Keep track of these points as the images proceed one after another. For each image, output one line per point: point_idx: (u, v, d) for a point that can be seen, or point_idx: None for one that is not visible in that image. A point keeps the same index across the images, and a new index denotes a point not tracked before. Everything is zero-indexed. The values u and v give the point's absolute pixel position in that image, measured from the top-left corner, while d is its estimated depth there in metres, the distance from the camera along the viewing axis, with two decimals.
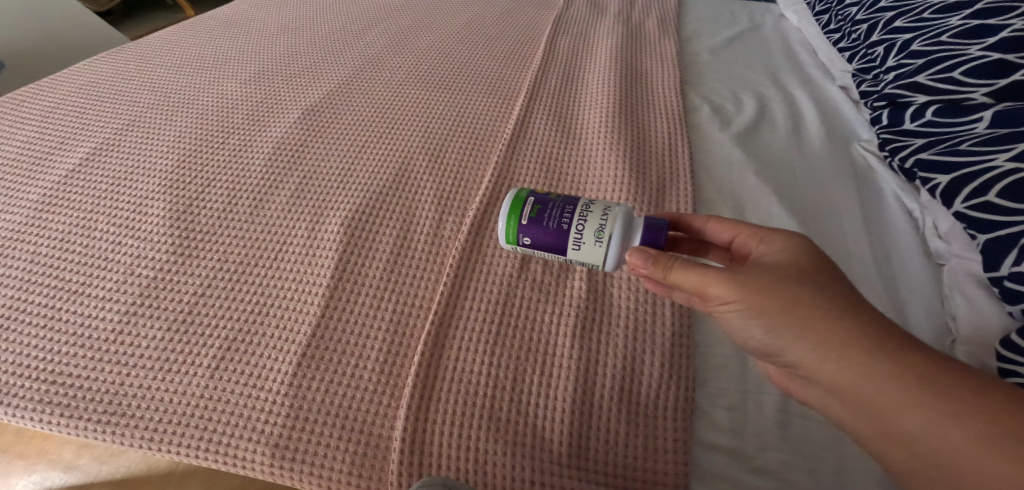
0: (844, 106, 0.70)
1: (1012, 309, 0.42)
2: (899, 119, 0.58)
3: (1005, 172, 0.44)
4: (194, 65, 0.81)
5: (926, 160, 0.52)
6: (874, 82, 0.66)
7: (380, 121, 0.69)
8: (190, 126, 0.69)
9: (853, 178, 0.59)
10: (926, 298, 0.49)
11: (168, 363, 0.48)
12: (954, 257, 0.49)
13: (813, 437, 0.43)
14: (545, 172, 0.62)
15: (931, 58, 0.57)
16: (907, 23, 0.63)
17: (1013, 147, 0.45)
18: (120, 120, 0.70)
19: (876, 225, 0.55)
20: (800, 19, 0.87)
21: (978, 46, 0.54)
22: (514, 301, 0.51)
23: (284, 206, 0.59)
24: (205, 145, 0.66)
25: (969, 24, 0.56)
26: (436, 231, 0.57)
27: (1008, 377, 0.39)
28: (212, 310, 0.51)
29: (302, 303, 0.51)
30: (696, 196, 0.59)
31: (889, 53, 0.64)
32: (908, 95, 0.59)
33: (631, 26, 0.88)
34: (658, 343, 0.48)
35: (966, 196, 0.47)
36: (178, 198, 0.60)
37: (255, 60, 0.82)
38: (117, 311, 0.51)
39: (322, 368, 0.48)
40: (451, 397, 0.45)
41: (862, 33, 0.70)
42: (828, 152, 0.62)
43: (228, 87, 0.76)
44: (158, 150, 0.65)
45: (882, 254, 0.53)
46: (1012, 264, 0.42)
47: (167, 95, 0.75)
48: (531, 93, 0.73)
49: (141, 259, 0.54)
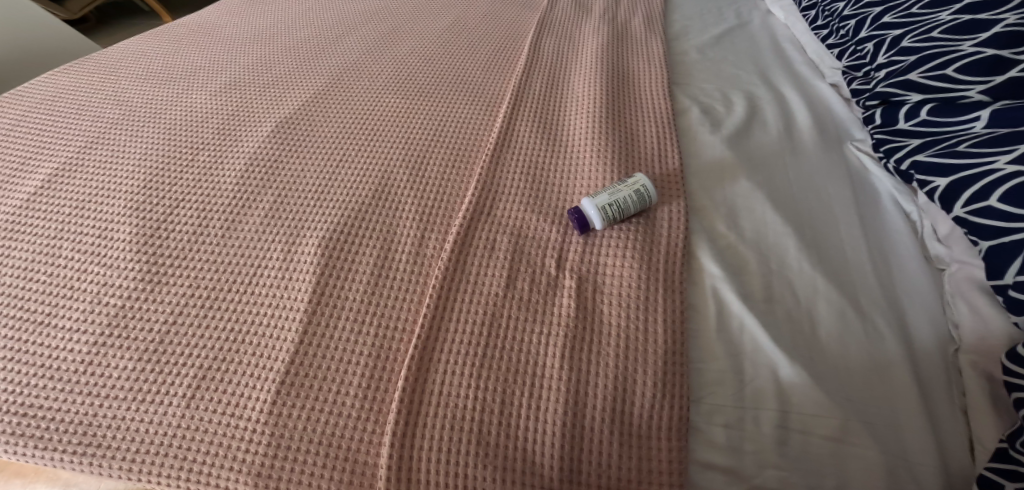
0: (835, 104, 0.68)
1: (1017, 320, 0.41)
2: (893, 118, 0.57)
3: (1004, 177, 0.43)
4: (162, 76, 0.79)
5: (923, 163, 0.51)
6: (866, 80, 0.64)
7: (357, 132, 0.67)
8: (158, 143, 0.66)
9: (848, 180, 0.57)
10: (927, 304, 0.47)
11: (134, 395, 0.46)
12: (955, 262, 0.48)
13: (817, 454, 0.40)
14: (530, 182, 0.60)
15: (923, 55, 0.56)
16: (897, 18, 0.61)
17: (1013, 149, 0.43)
18: (85, 136, 0.68)
19: (874, 229, 0.53)
20: (788, 17, 0.85)
21: (970, 42, 0.52)
22: (501, 321, 0.48)
23: (258, 226, 0.56)
24: (173, 164, 0.63)
25: (959, 19, 0.53)
26: (418, 249, 0.54)
27: (1013, 392, 0.39)
28: (183, 339, 0.49)
29: (278, 329, 0.49)
30: (687, 203, 0.57)
31: (879, 50, 0.63)
32: (902, 94, 0.58)
33: (617, 25, 0.86)
34: (650, 361, 0.45)
35: (966, 201, 0.46)
36: (147, 221, 0.57)
37: (227, 70, 0.80)
38: (86, 340, 0.49)
39: (302, 396, 0.45)
40: (437, 423, 0.43)
41: (851, 29, 0.69)
42: (820, 153, 0.60)
43: (198, 100, 0.73)
44: (124, 170, 0.63)
45: (881, 258, 0.50)
46: (1016, 273, 0.41)
47: (134, 109, 0.72)
48: (515, 99, 0.70)
49: (109, 285, 0.52)
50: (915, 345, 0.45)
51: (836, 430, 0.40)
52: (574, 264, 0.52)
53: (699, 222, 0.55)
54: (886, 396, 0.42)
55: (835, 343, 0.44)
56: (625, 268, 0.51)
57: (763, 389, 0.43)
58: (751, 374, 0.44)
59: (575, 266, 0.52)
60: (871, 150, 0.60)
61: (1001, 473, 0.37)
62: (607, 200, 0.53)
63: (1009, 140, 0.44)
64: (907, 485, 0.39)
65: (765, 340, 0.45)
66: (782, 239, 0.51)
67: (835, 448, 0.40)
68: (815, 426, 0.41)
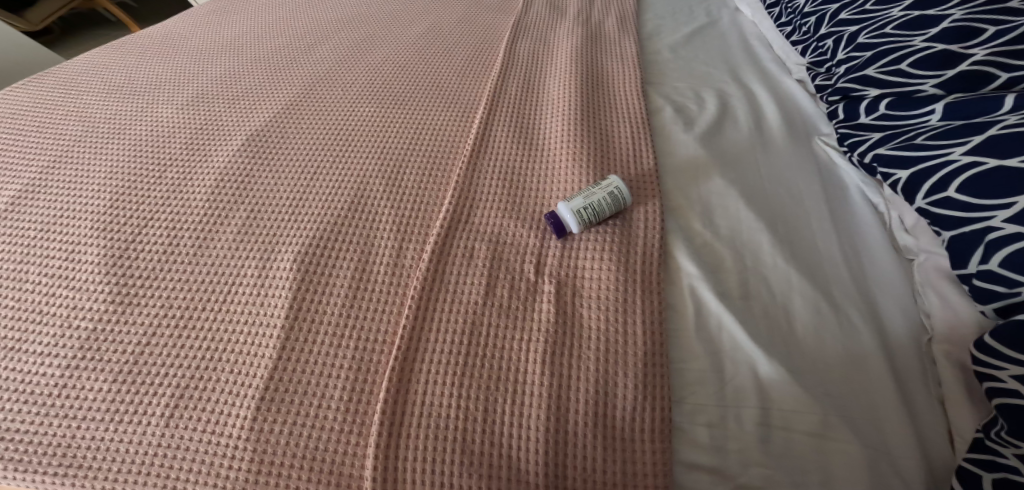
0: (802, 100, 0.69)
1: (984, 308, 0.42)
2: (855, 113, 0.60)
3: (962, 166, 0.45)
4: (127, 91, 0.78)
5: (884, 156, 0.53)
6: (828, 76, 0.66)
7: (331, 143, 0.66)
8: (124, 160, 0.65)
9: (817, 176, 0.59)
10: (899, 295, 0.48)
11: (104, 419, 0.45)
12: (923, 252, 0.49)
13: (799, 449, 0.40)
14: (508, 186, 0.60)
15: (878, 51, 0.58)
16: (853, 15, 0.63)
17: (968, 140, 0.46)
18: (46, 155, 0.67)
19: (843, 222, 0.54)
20: (755, 14, 0.86)
21: (921, 37, 0.54)
22: (481, 329, 0.48)
23: (232, 241, 0.56)
24: (139, 181, 0.62)
25: (910, 15, 0.55)
26: (396, 261, 0.53)
27: (985, 381, 0.39)
28: (157, 360, 0.48)
29: (256, 345, 0.48)
30: (663, 202, 0.57)
31: (839, 46, 0.64)
32: (860, 89, 0.60)
33: (590, 26, 0.86)
34: (630, 363, 0.44)
35: (927, 192, 0.48)
36: (116, 240, 0.56)
37: (194, 83, 0.79)
38: (57, 365, 0.48)
39: (281, 414, 0.44)
40: (420, 436, 0.42)
41: (812, 26, 0.71)
42: (790, 149, 0.61)
43: (164, 114, 0.73)
44: (89, 190, 0.61)
45: (852, 251, 0.52)
46: (978, 262, 0.42)
47: (97, 125, 0.71)
48: (491, 103, 0.70)
49: (79, 308, 0.51)
50: (888, 335, 0.45)
51: (817, 426, 0.41)
52: (553, 269, 0.52)
53: (675, 221, 0.55)
54: (862, 387, 0.42)
55: (811, 337, 0.45)
56: (603, 270, 0.51)
57: (744, 387, 0.43)
58: (731, 371, 0.44)
59: (554, 271, 0.51)
60: (838, 143, 0.61)
61: (977, 462, 0.37)
62: (582, 203, 0.53)
63: (964, 132, 0.46)
64: (889, 477, 0.39)
65: (743, 338, 0.45)
66: (755, 235, 0.52)
67: (816, 443, 0.40)
68: (796, 422, 0.41)
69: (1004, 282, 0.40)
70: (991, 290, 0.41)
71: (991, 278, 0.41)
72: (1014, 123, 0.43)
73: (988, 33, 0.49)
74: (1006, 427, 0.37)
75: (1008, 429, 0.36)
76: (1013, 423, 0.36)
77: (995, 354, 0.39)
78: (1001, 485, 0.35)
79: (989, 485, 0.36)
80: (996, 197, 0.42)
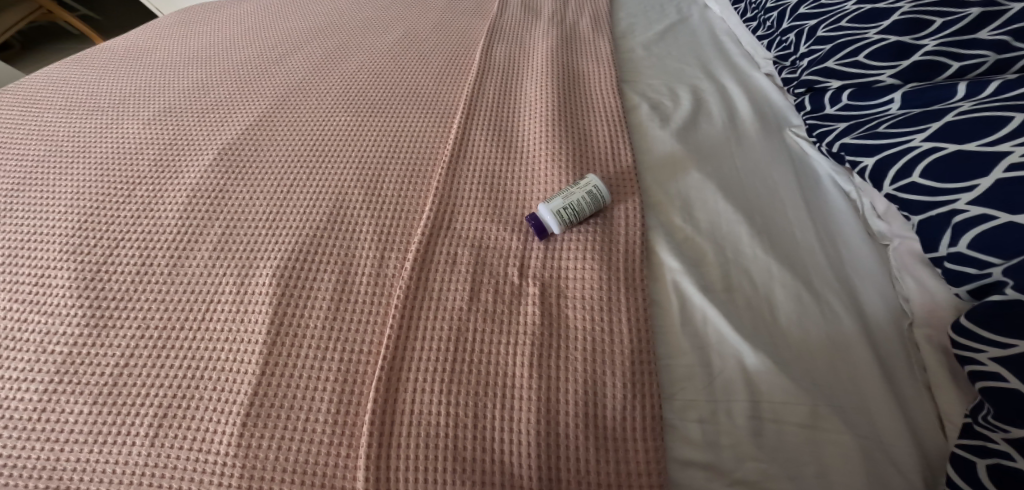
0: (772, 93, 0.70)
1: (959, 290, 0.43)
2: (820, 104, 0.61)
3: (923, 152, 0.46)
4: (88, 108, 0.77)
5: (850, 144, 0.54)
6: (793, 69, 0.67)
7: (306, 154, 0.66)
8: (92, 180, 0.64)
9: (791, 166, 0.59)
10: (877, 280, 0.49)
11: (77, 444, 0.44)
12: (897, 237, 0.50)
13: (792, 441, 0.40)
14: (489, 190, 0.60)
15: (836, 43, 0.59)
16: (811, 10, 0.65)
17: (927, 127, 0.47)
18: (12, 177, 0.65)
19: (819, 211, 0.55)
20: (724, 10, 0.88)
21: (875, 29, 0.55)
22: (467, 335, 0.47)
23: (208, 257, 0.55)
24: (109, 201, 0.61)
25: (862, 9, 0.57)
26: (379, 270, 0.52)
27: (967, 364, 0.39)
28: (135, 382, 0.46)
29: (238, 361, 0.47)
30: (643, 199, 0.57)
31: (800, 40, 0.66)
32: (823, 81, 0.61)
33: (565, 27, 0.87)
34: (618, 362, 0.44)
35: (893, 178, 0.48)
36: (88, 263, 0.55)
37: (159, 98, 0.79)
38: (33, 392, 0.47)
39: (266, 432, 0.43)
40: (411, 448, 0.41)
41: (775, 20, 0.72)
42: (763, 142, 0.62)
43: (130, 129, 0.72)
44: (56, 212, 0.60)
45: (829, 239, 0.52)
46: (949, 245, 0.43)
47: (60, 144, 0.70)
48: (469, 107, 0.70)
49: (53, 333, 0.50)
50: (870, 321, 0.46)
51: (807, 417, 0.40)
52: (536, 271, 0.51)
53: (656, 217, 0.55)
54: (848, 375, 0.42)
55: (794, 327, 0.45)
56: (586, 270, 0.50)
57: (732, 380, 0.43)
58: (720, 365, 0.44)
59: (538, 273, 0.51)
60: (807, 134, 0.62)
61: (970, 448, 0.37)
62: (561, 204, 0.53)
63: (923, 119, 0.47)
64: (885, 468, 0.39)
65: (728, 331, 0.45)
66: (734, 228, 0.52)
67: (808, 435, 0.40)
68: (785, 412, 0.41)
69: (974, 264, 0.40)
70: (962, 272, 0.42)
71: (962, 260, 0.41)
72: (969, 108, 0.44)
73: (937, 24, 0.51)
74: (993, 411, 0.36)
75: (994, 413, 0.36)
76: (998, 406, 0.36)
77: (973, 336, 0.39)
78: (994, 470, 0.35)
79: (982, 470, 0.36)
80: (957, 181, 0.42)
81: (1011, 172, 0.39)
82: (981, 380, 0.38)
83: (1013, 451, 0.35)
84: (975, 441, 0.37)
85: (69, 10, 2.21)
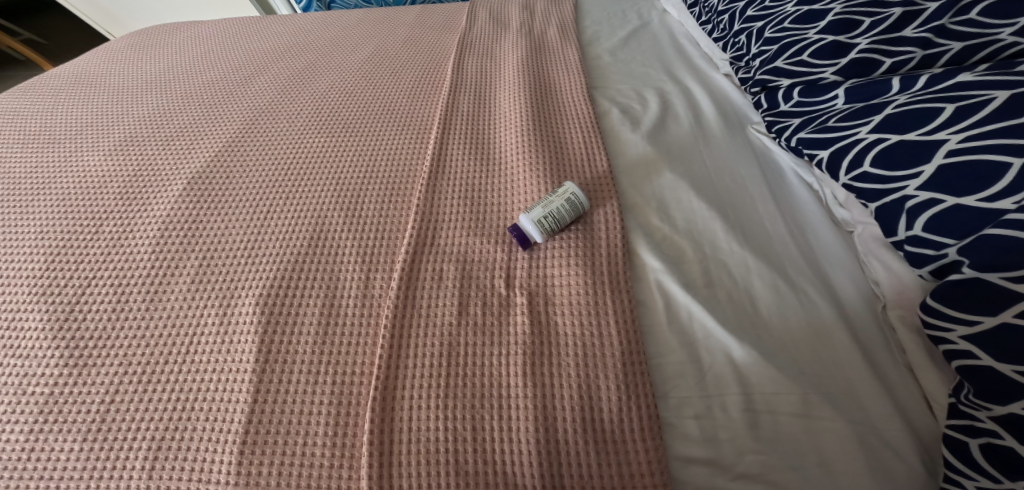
0: (732, 92, 0.73)
1: (921, 272, 0.45)
2: (775, 101, 0.63)
3: (871, 143, 0.49)
4: (44, 138, 0.75)
5: (806, 139, 0.56)
6: (747, 69, 0.69)
7: (280, 178, 0.65)
8: (57, 216, 0.62)
9: (757, 161, 0.62)
10: (847, 267, 0.51)
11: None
12: (858, 224, 0.52)
13: (787, 432, 0.41)
14: (470, 201, 0.60)
15: (782, 43, 0.62)
16: (758, 12, 0.68)
17: (871, 119, 0.49)
18: None
19: (786, 203, 0.57)
20: (681, 13, 0.91)
21: (813, 30, 0.59)
22: (459, 349, 0.47)
23: (187, 289, 0.53)
24: (76, 237, 0.59)
25: (801, 10, 0.61)
26: (365, 290, 0.52)
27: (941, 344, 0.41)
28: (120, 421, 0.45)
29: (228, 391, 0.46)
30: (621, 201, 0.59)
31: (750, 40, 0.68)
32: (774, 80, 0.64)
33: (533, 38, 0.89)
34: (610, 364, 0.45)
35: (847, 168, 0.51)
36: (61, 303, 0.53)
37: (119, 126, 0.77)
38: (14, 438, 0.45)
39: (265, 462, 0.42)
40: (414, 467, 0.41)
41: (726, 23, 0.75)
42: (729, 139, 0.64)
43: (92, 161, 0.70)
44: (22, 252, 0.58)
45: (797, 228, 0.54)
46: (906, 229, 0.45)
47: (19, 181, 0.68)
48: (444, 121, 0.71)
49: (31, 376, 0.48)
50: (843, 306, 0.48)
51: (797, 405, 0.42)
52: (523, 281, 0.52)
53: (635, 218, 0.57)
54: (833, 363, 0.44)
55: (774, 317, 0.47)
56: (572, 275, 0.51)
57: (722, 373, 0.44)
58: (710, 361, 0.45)
59: (524, 282, 0.51)
60: (767, 130, 0.65)
61: (961, 429, 0.39)
62: (541, 213, 0.54)
63: (866, 112, 0.50)
64: (881, 452, 0.40)
65: (714, 325, 0.46)
66: (709, 223, 0.54)
67: (803, 424, 0.41)
68: (777, 401, 0.42)
69: (932, 245, 0.43)
70: (922, 254, 0.44)
71: (921, 243, 0.44)
72: (906, 100, 0.47)
73: (866, 24, 0.54)
74: (973, 390, 0.38)
75: (975, 392, 0.38)
76: (979, 385, 0.38)
77: (940, 315, 0.41)
78: (987, 449, 0.37)
79: (976, 450, 0.38)
80: (904, 168, 0.45)
81: (950, 157, 0.42)
82: (959, 361, 0.39)
83: (1000, 429, 0.36)
84: (963, 420, 0.39)
85: (10, 34, 2.12)
